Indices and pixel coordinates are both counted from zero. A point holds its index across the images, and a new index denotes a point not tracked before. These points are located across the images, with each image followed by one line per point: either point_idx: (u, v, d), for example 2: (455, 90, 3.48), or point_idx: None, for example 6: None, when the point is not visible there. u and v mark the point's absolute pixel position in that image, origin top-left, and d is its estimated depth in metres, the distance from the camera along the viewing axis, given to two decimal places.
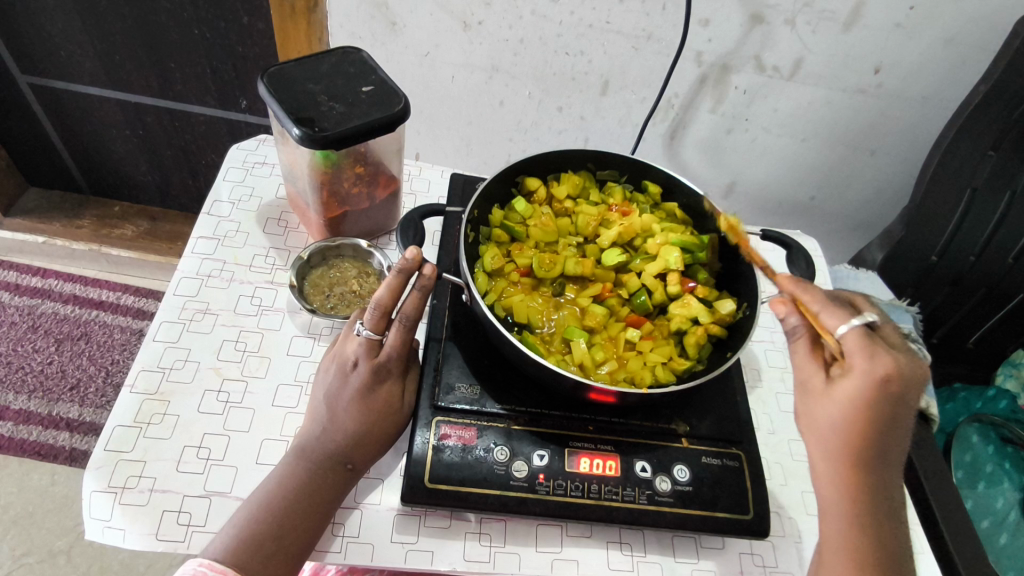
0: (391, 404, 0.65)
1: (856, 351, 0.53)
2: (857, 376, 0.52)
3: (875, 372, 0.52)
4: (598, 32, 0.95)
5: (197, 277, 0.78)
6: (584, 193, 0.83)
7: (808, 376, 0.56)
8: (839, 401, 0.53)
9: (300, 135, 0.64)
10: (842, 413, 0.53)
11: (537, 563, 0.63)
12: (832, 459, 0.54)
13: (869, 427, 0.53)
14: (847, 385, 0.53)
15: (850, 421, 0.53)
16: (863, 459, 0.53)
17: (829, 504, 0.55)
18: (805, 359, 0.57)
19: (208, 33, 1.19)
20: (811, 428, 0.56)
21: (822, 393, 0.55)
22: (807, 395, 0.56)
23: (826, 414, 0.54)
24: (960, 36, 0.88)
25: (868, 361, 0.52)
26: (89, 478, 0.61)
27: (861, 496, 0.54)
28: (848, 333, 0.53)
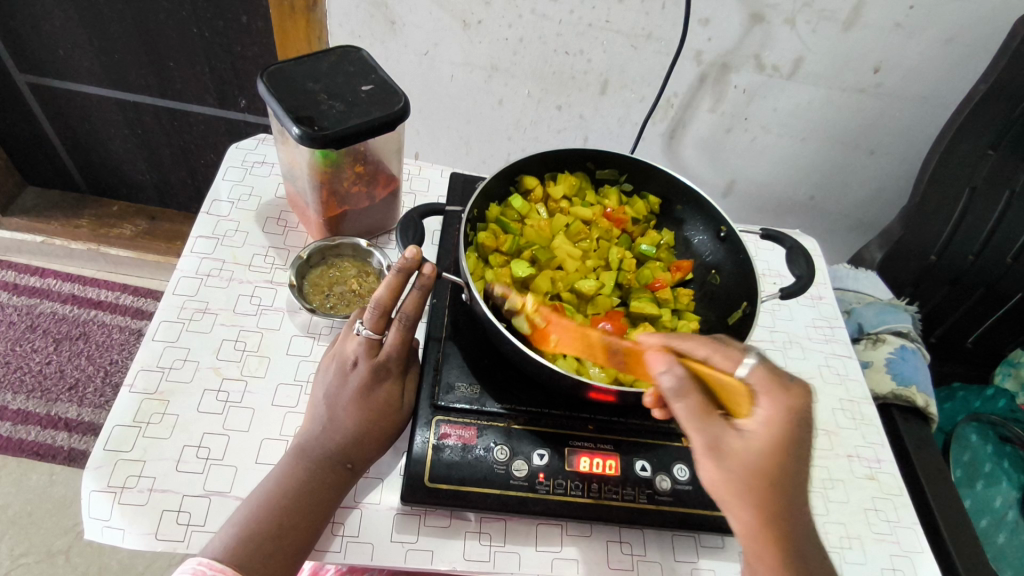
0: (390, 405, 0.65)
1: (767, 387, 0.51)
2: (775, 412, 0.50)
3: (793, 406, 0.50)
4: (597, 31, 0.95)
5: (197, 276, 0.78)
6: (581, 193, 0.83)
7: (719, 433, 0.51)
8: (759, 447, 0.50)
9: (298, 134, 0.64)
10: (767, 459, 0.49)
11: (537, 562, 0.63)
12: (764, 514, 0.50)
13: (793, 465, 0.50)
14: (771, 426, 0.50)
15: (774, 464, 0.49)
16: (789, 505, 0.50)
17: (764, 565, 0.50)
18: (707, 417, 0.51)
19: (207, 32, 1.19)
20: (735, 489, 0.50)
21: (739, 445, 0.50)
22: (721, 455, 0.50)
23: (747, 468, 0.49)
24: (959, 36, 0.89)
25: (781, 398, 0.50)
26: (88, 478, 0.60)
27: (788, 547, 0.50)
28: (751, 371, 0.52)
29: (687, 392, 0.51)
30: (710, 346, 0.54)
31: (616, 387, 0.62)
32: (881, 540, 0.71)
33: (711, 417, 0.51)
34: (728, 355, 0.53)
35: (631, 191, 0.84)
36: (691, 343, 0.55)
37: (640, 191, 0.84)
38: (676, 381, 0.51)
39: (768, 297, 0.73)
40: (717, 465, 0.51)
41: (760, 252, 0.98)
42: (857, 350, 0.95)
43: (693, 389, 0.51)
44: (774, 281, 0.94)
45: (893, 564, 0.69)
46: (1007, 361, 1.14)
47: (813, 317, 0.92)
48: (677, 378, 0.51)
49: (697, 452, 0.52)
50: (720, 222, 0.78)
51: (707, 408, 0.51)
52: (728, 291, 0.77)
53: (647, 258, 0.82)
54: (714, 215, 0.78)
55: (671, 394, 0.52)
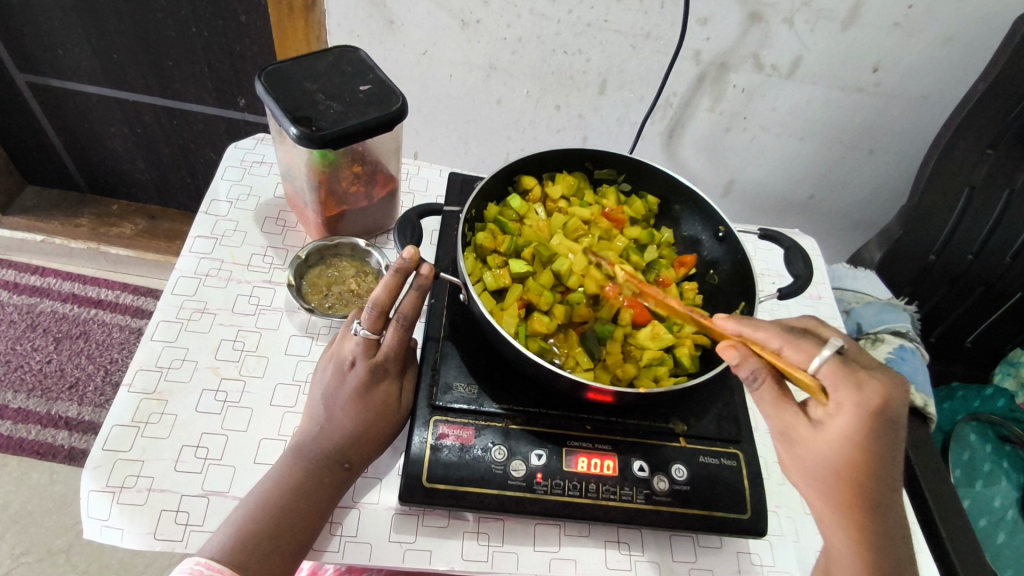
0: (389, 404, 0.65)
1: (839, 384, 0.51)
2: (846, 410, 0.50)
3: (869, 405, 0.49)
4: (596, 31, 0.95)
5: (196, 276, 0.78)
6: (579, 193, 0.83)
7: (790, 421, 0.55)
8: (833, 442, 0.52)
9: (296, 135, 0.64)
10: (840, 455, 0.52)
11: (534, 562, 0.63)
12: (838, 502, 0.53)
13: (874, 462, 0.51)
14: (838, 422, 0.51)
15: (850, 459, 0.51)
16: (864, 491, 0.52)
17: (840, 546, 0.54)
18: (780, 406, 0.55)
19: (206, 31, 1.19)
20: (804, 470, 0.55)
21: (810, 436, 0.53)
22: (792, 442, 0.55)
23: (815, 456, 0.53)
24: (958, 35, 0.88)
25: (854, 395, 0.50)
26: (87, 477, 0.61)
27: (870, 536, 0.53)
28: (822, 367, 0.51)
29: (760, 379, 0.55)
30: (783, 338, 0.53)
31: (613, 387, 0.62)
32: None
33: (785, 406, 0.55)
34: (803, 347, 0.52)
35: (629, 191, 0.84)
36: (760, 333, 0.53)
37: (638, 191, 0.84)
38: (751, 371, 0.55)
39: (765, 298, 0.73)
40: (788, 448, 0.56)
41: (759, 251, 0.98)
42: None
43: (765, 376, 0.55)
44: (772, 280, 0.94)
45: None
46: (1007, 360, 1.15)
47: (811, 317, 0.92)
48: (751, 369, 0.54)
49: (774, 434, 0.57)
50: (717, 222, 0.78)
51: (780, 396, 0.55)
52: (726, 290, 0.77)
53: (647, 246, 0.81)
54: (712, 215, 0.78)
55: (746, 380, 0.55)
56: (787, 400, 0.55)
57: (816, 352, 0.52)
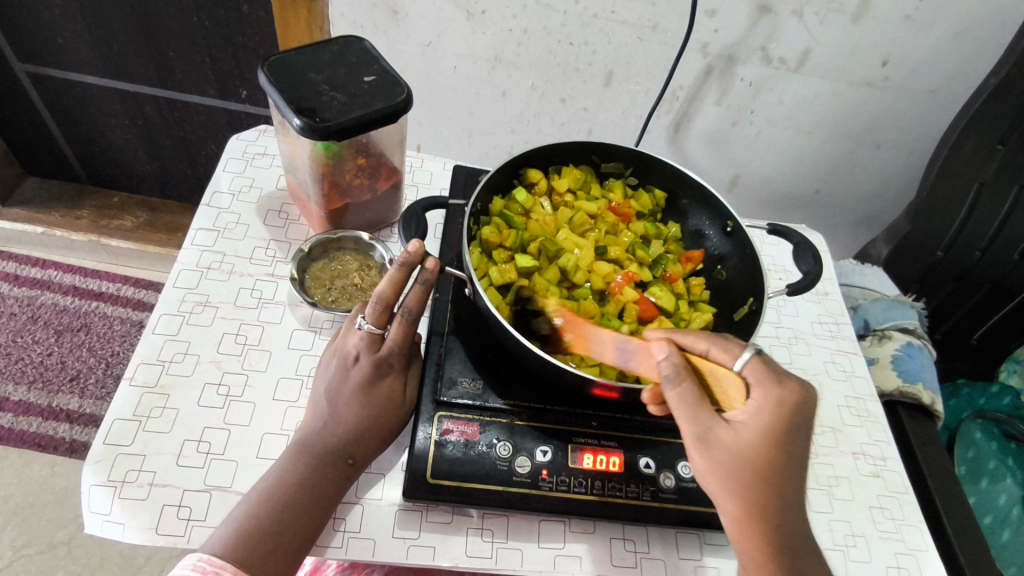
0: (393, 400, 0.64)
1: (760, 380, 0.52)
2: (769, 404, 0.51)
3: (786, 401, 0.51)
4: (603, 22, 0.94)
5: (197, 269, 0.77)
6: (585, 186, 0.82)
7: (708, 426, 0.51)
8: (753, 439, 0.51)
9: (299, 126, 0.63)
10: (757, 452, 0.50)
11: (539, 559, 0.63)
12: (752, 507, 0.51)
13: (783, 462, 0.51)
14: (760, 418, 0.51)
15: (766, 458, 0.51)
16: (776, 495, 0.51)
17: (750, 556, 0.52)
18: (702, 410, 0.51)
19: (207, 22, 1.17)
20: (718, 475, 0.52)
21: (728, 435, 0.51)
22: (709, 444, 0.51)
23: (734, 457, 0.51)
24: (970, 28, 0.87)
25: (777, 392, 0.51)
26: (88, 471, 0.60)
27: (774, 542, 0.51)
28: (747, 364, 0.52)
29: (683, 379, 0.51)
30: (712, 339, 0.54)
31: (620, 383, 0.62)
32: (884, 538, 0.70)
33: (703, 411, 0.51)
34: (726, 348, 0.53)
35: (637, 185, 0.83)
36: (691, 336, 0.55)
37: (646, 184, 0.83)
38: (674, 368, 0.51)
39: (775, 294, 0.73)
40: (704, 454, 0.52)
41: (766, 247, 0.97)
42: (863, 346, 0.95)
43: (687, 377, 0.51)
44: (779, 276, 0.93)
45: (898, 563, 0.68)
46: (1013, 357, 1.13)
47: (819, 313, 0.91)
48: (672, 366, 0.51)
49: (687, 441, 0.53)
50: (726, 216, 0.77)
51: (702, 401, 0.52)
52: (734, 287, 0.76)
53: (646, 237, 0.81)
54: (721, 210, 0.77)
55: (666, 379, 0.52)
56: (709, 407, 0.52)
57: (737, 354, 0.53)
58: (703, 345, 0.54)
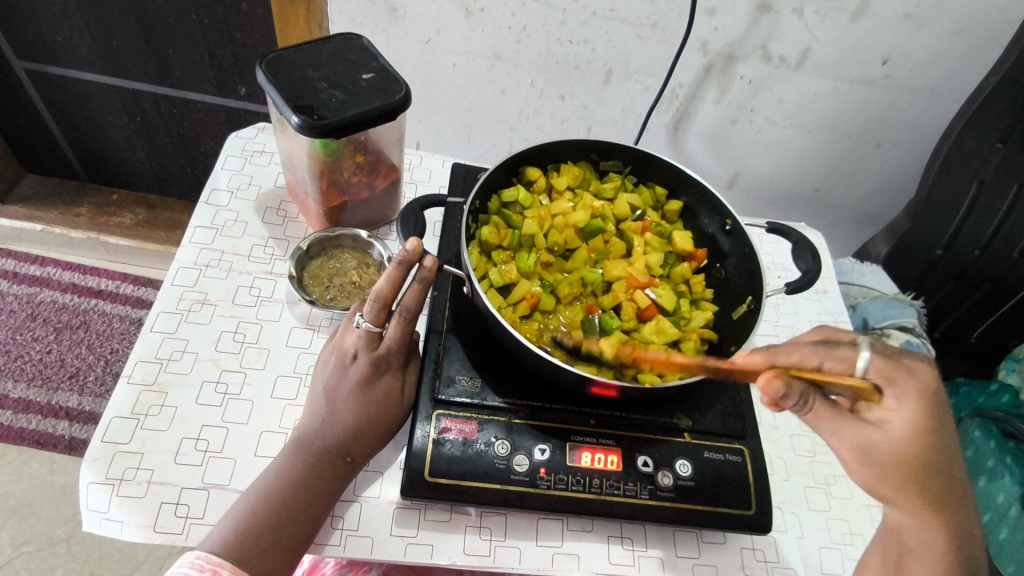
0: (391, 398, 0.64)
1: (891, 375, 0.54)
2: (912, 399, 0.53)
3: (924, 388, 0.54)
4: (603, 20, 0.93)
5: (195, 267, 0.77)
6: (584, 184, 0.81)
7: (862, 433, 0.54)
8: (908, 436, 0.53)
9: (298, 124, 0.63)
10: (912, 449, 0.53)
11: (536, 557, 0.63)
12: (923, 495, 0.55)
13: (944, 444, 0.54)
14: (909, 417, 0.53)
15: (925, 453, 0.53)
16: (943, 480, 0.54)
17: (931, 540, 0.55)
18: (838, 418, 0.55)
19: (206, 19, 1.17)
20: (886, 480, 0.55)
21: (885, 440, 0.54)
22: (870, 454, 0.54)
23: (897, 458, 0.54)
24: (970, 27, 0.87)
25: (910, 383, 0.54)
26: (86, 469, 0.60)
27: (947, 519, 0.55)
28: (869, 365, 0.55)
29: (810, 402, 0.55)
30: (816, 354, 0.57)
31: (618, 382, 0.62)
32: None
33: (847, 421, 0.55)
34: (835, 356, 0.57)
35: (636, 183, 0.83)
36: (794, 358, 0.57)
37: (645, 182, 0.83)
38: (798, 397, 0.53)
39: (774, 292, 0.73)
40: (867, 464, 0.55)
41: (765, 245, 0.97)
42: None
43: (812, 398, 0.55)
44: (778, 274, 0.93)
45: None
46: (1013, 356, 1.10)
47: (818, 311, 0.91)
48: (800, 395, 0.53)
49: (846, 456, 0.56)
50: (725, 215, 0.77)
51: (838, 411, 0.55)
52: (733, 288, 0.76)
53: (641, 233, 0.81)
54: (720, 208, 0.77)
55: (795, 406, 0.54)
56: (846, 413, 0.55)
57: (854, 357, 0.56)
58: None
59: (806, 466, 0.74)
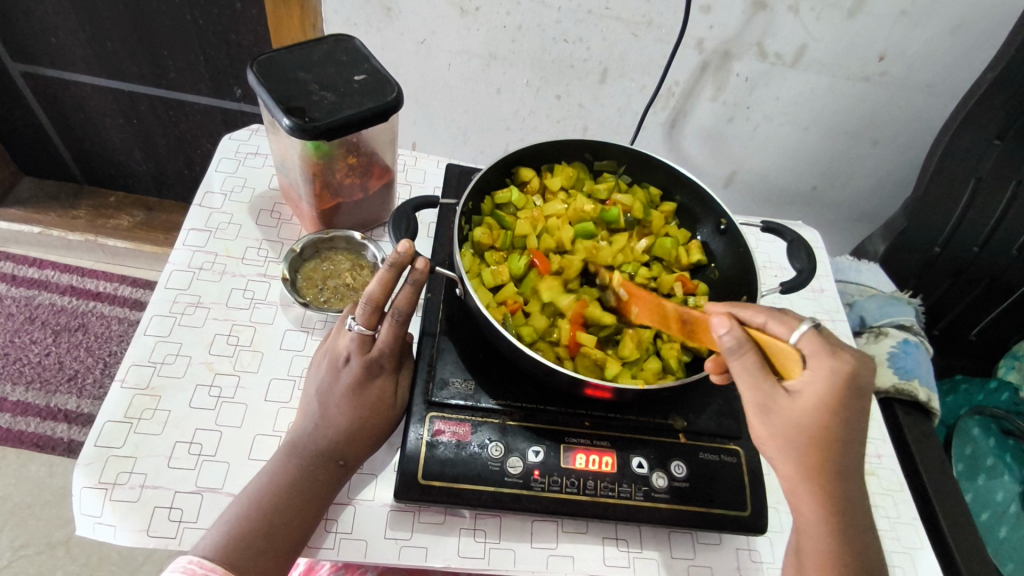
0: (383, 401, 0.64)
1: (817, 352, 0.51)
2: (825, 377, 0.51)
3: (842, 373, 0.50)
4: (597, 18, 0.93)
5: (189, 270, 0.77)
6: (579, 184, 0.81)
7: (769, 393, 0.52)
8: (809, 409, 0.51)
9: (289, 126, 0.63)
10: (808, 420, 0.51)
11: (532, 559, 0.63)
12: (810, 469, 0.53)
13: (842, 427, 0.52)
14: (816, 391, 0.51)
15: (819, 428, 0.52)
16: (835, 461, 0.53)
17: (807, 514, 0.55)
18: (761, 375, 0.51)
19: (201, 20, 1.17)
20: (775, 441, 0.53)
21: (785, 405, 0.52)
22: (768, 413, 0.52)
23: (793, 425, 0.52)
24: (967, 23, 0.86)
25: (834, 362, 0.51)
26: (79, 474, 0.60)
27: (829, 500, 0.54)
28: (802, 337, 0.52)
29: (745, 350, 0.51)
30: (765, 312, 0.53)
31: (612, 383, 0.62)
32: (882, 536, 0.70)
33: (767, 379, 0.51)
34: (782, 320, 0.53)
35: (630, 182, 0.82)
36: (745, 309, 0.54)
37: (639, 181, 0.82)
38: (735, 342, 0.51)
39: (769, 292, 0.73)
40: (762, 421, 0.53)
41: (762, 244, 0.96)
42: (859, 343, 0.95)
43: (751, 347, 0.51)
44: (775, 273, 0.93)
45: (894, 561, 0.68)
46: (1012, 353, 1.12)
47: (814, 309, 0.90)
48: (737, 338, 0.51)
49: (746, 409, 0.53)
50: (720, 214, 0.76)
51: (763, 372, 0.51)
52: (729, 288, 0.76)
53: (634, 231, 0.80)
54: (714, 207, 0.77)
55: (733, 352, 0.51)
56: (767, 376, 0.51)
57: (793, 326, 0.52)
58: (761, 317, 0.53)
59: None
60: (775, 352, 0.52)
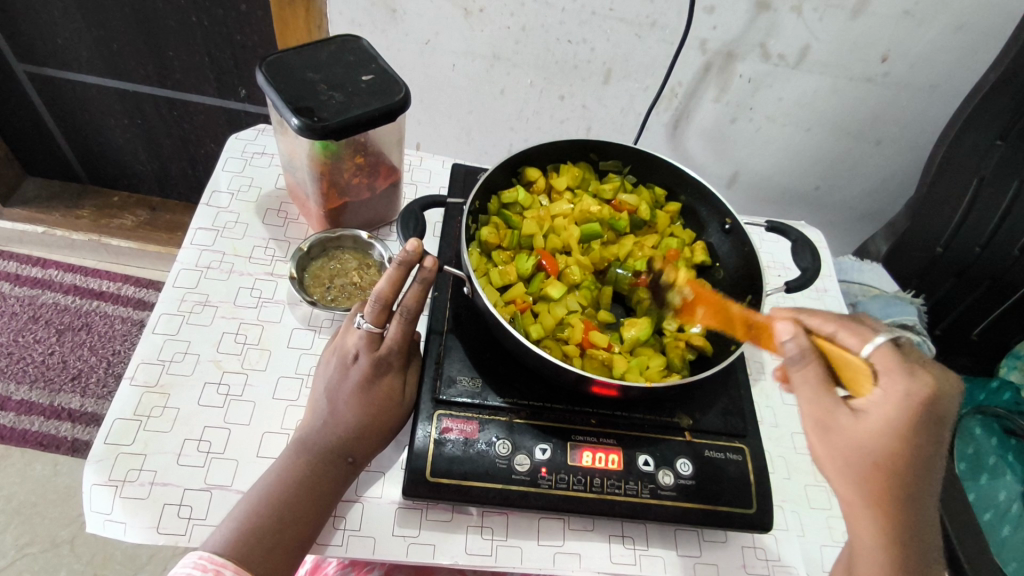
0: (392, 398, 0.64)
1: (889, 368, 0.50)
2: (897, 396, 0.49)
3: (917, 394, 0.48)
4: (601, 19, 0.93)
5: (197, 269, 0.78)
6: (585, 184, 0.81)
7: (831, 408, 0.51)
8: (877, 434, 0.49)
9: (298, 125, 0.63)
10: (875, 443, 0.50)
11: (538, 556, 0.63)
12: (874, 496, 0.51)
13: (913, 454, 0.49)
14: (886, 412, 0.49)
15: (887, 454, 0.50)
16: (904, 489, 0.50)
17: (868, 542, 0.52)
18: (823, 390, 0.52)
19: (206, 21, 1.17)
20: (834, 461, 0.52)
21: (848, 423, 0.51)
22: (829, 430, 0.51)
23: (856, 446, 0.50)
24: (969, 24, 0.87)
25: (909, 383, 0.49)
26: (89, 471, 0.60)
27: (894, 530, 0.51)
28: (875, 352, 0.51)
29: (807, 359, 0.52)
30: (836, 324, 0.53)
31: (619, 381, 0.62)
32: None
33: (828, 394, 0.51)
34: (855, 333, 0.52)
35: (635, 182, 0.83)
36: (817, 318, 0.54)
37: (645, 182, 0.83)
38: (799, 350, 0.52)
39: (774, 291, 0.73)
40: (822, 438, 0.52)
41: (766, 244, 0.97)
42: None
43: (814, 358, 0.52)
44: (778, 273, 0.93)
45: None
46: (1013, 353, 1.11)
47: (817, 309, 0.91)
48: (801, 347, 0.52)
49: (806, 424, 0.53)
50: (725, 214, 0.77)
51: (824, 384, 0.52)
52: (733, 286, 0.76)
53: (641, 231, 0.81)
54: (720, 207, 0.78)
55: (794, 360, 0.53)
56: (829, 389, 0.52)
57: (866, 339, 0.51)
58: (830, 327, 0.53)
59: (807, 463, 0.74)
60: (846, 365, 0.52)
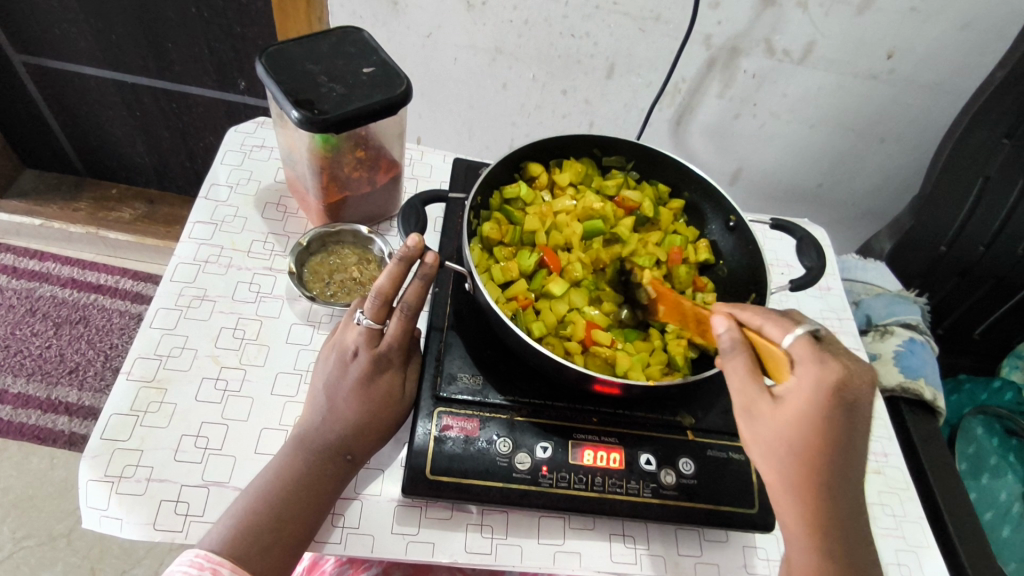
0: (392, 395, 0.64)
1: (805, 359, 0.49)
2: (808, 386, 0.49)
3: (827, 385, 0.48)
4: (605, 13, 0.92)
5: (195, 263, 0.77)
6: (588, 180, 0.81)
7: (753, 398, 0.52)
8: (794, 419, 0.50)
9: (298, 118, 0.62)
10: (793, 431, 0.50)
11: (538, 555, 0.63)
12: (794, 483, 0.51)
13: (829, 445, 0.49)
14: (800, 401, 0.49)
15: (804, 442, 0.50)
16: (823, 478, 0.51)
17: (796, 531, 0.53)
18: (748, 377, 0.52)
19: (206, 12, 1.16)
20: (760, 448, 0.52)
21: (769, 412, 0.51)
22: (752, 419, 0.52)
23: (777, 434, 0.51)
24: (978, 20, 0.86)
25: (821, 372, 0.49)
26: (85, 467, 0.60)
27: (820, 521, 0.52)
28: (795, 342, 0.50)
29: (737, 350, 0.52)
30: (764, 314, 0.53)
31: (621, 380, 0.61)
32: (887, 536, 0.70)
33: (753, 384, 0.52)
34: (779, 323, 0.52)
35: (638, 180, 0.82)
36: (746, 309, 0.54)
37: (648, 179, 0.82)
38: (730, 340, 0.52)
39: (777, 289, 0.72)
40: (749, 426, 0.53)
41: (769, 242, 0.96)
42: (865, 341, 0.94)
43: (742, 349, 0.52)
44: (781, 271, 0.93)
45: (899, 559, 0.69)
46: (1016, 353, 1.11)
47: (820, 308, 0.90)
48: (731, 338, 0.53)
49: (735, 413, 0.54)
50: (729, 211, 0.76)
51: (751, 373, 0.52)
52: (736, 284, 0.76)
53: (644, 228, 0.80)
54: (724, 204, 0.77)
55: (724, 350, 0.53)
56: (755, 378, 0.52)
57: (789, 330, 0.51)
58: (759, 319, 0.53)
59: None
60: (770, 355, 0.52)
